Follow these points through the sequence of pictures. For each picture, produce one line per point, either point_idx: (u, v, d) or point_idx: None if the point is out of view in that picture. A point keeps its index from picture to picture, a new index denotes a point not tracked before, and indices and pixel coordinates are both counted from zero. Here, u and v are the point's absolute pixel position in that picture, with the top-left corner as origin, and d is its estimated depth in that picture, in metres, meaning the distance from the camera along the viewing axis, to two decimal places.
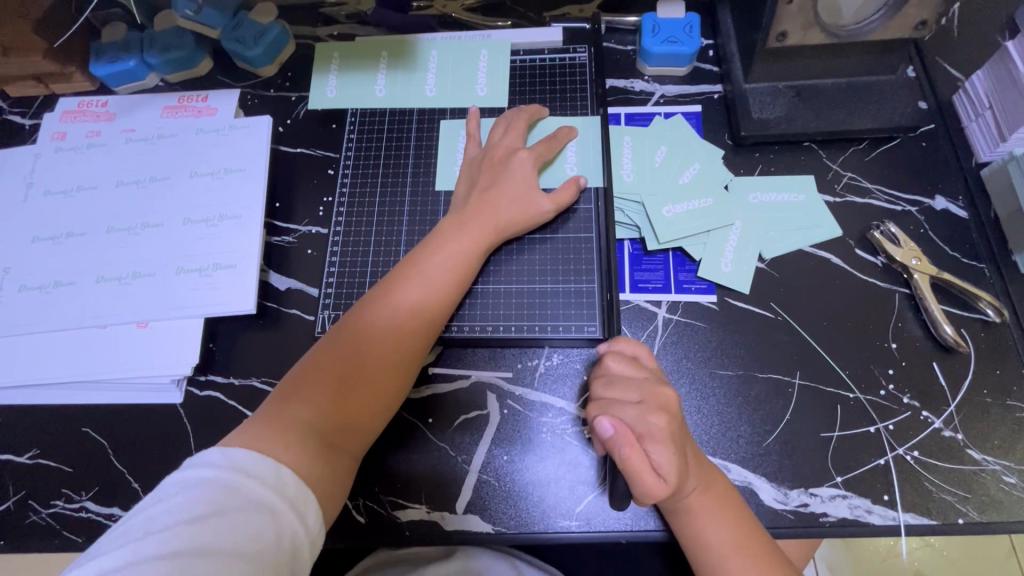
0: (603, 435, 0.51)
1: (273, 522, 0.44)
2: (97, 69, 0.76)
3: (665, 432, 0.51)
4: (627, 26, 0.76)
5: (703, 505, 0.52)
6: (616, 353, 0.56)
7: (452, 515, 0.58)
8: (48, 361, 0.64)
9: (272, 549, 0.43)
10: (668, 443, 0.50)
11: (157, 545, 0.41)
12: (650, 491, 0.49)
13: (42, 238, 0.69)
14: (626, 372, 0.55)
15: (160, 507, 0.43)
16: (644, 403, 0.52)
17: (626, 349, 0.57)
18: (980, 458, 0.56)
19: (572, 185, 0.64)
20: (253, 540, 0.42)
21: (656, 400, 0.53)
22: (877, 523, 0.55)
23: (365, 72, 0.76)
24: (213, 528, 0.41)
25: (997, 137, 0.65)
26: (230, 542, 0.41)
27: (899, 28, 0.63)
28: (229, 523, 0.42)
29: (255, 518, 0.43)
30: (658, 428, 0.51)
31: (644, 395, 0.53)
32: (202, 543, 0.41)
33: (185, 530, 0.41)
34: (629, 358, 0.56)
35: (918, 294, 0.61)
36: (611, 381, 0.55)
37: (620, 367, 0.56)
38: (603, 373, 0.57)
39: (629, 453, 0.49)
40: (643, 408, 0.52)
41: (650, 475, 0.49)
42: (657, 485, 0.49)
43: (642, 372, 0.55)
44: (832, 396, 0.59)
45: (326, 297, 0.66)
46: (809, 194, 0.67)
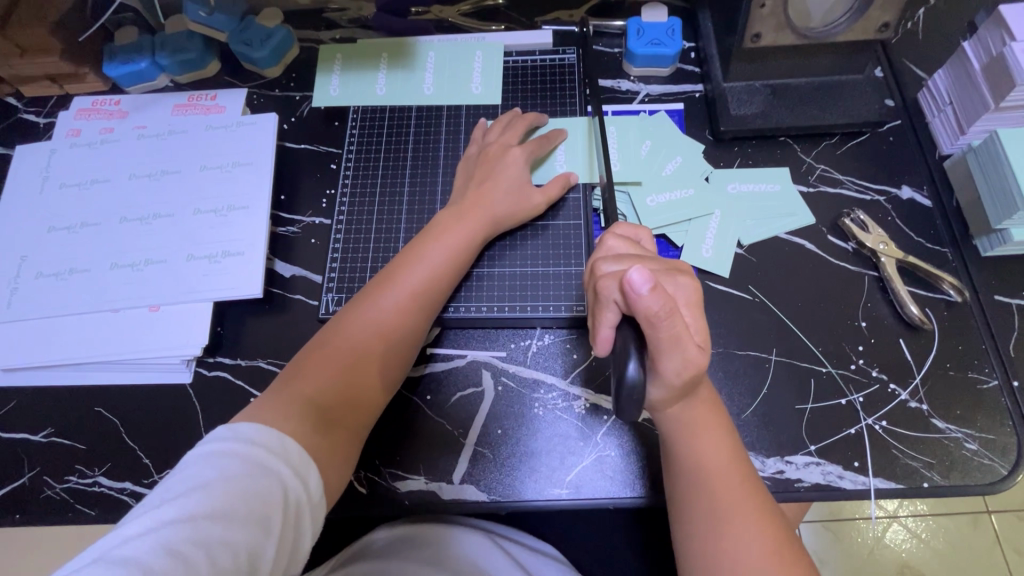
0: (640, 286, 0.45)
1: (280, 487, 0.47)
2: (110, 70, 0.80)
3: (696, 297, 0.51)
4: (614, 30, 0.81)
5: (709, 424, 0.53)
6: (618, 235, 0.56)
7: (449, 485, 0.61)
8: (65, 344, 0.68)
9: (280, 513, 0.46)
10: (698, 309, 0.51)
11: (172, 510, 0.43)
12: (691, 354, 0.48)
13: (57, 228, 0.73)
14: (630, 250, 0.55)
15: (174, 479, 0.45)
16: (665, 269, 0.51)
17: (626, 232, 0.57)
18: (944, 427, 0.60)
19: (561, 181, 0.69)
20: (262, 504, 0.45)
21: (676, 268, 0.52)
22: (848, 487, 0.58)
23: (366, 72, 0.80)
24: (225, 493, 0.44)
25: (957, 130, 0.70)
26: (240, 505, 0.44)
27: (864, 31, 0.68)
28: (238, 490, 0.45)
29: (262, 485, 0.46)
30: (686, 293, 0.51)
31: (667, 264, 0.52)
32: (215, 506, 0.44)
33: (197, 496, 0.44)
34: (629, 239, 0.56)
35: (885, 275, 0.65)
36: (619, 257, 0.53)
37: (622, 245, 0.55)
38: (608, 251, 0.55)
39: (676, 319, 0.46)
40: (671, 273, 0.51)
41: (694, 346, 0.48)
42: (696, 351, 0.48)
43: (645, 250, 0.56)
44: (806, 370, 0.63)
45: (329, 282, 0.70)
46: (784, 184, 0.71)
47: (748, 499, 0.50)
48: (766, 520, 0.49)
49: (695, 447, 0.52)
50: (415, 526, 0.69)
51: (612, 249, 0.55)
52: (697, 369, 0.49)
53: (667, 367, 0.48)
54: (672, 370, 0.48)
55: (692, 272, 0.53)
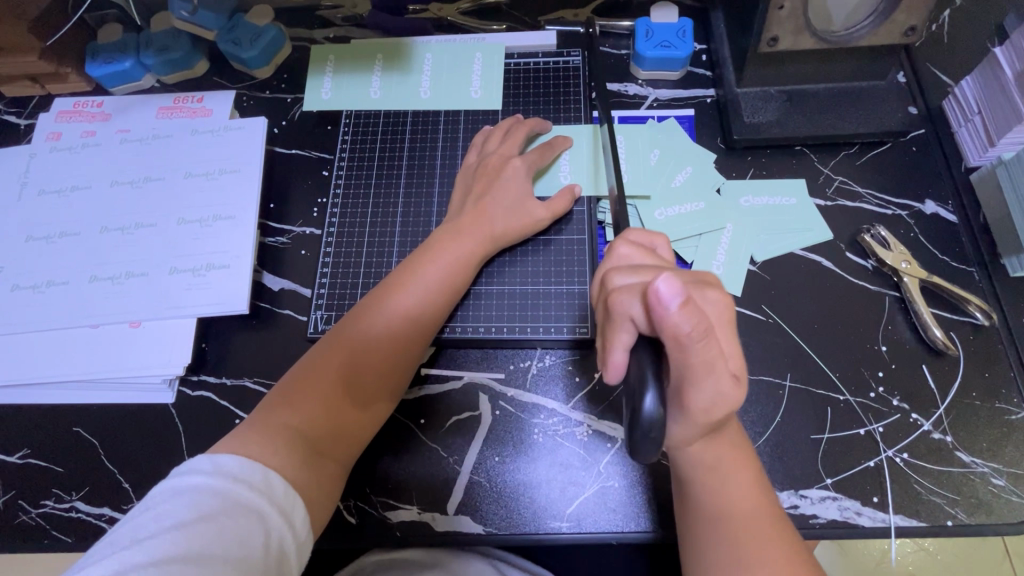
0: (670, 302, 0.41)
1: (262, 525, 0.43)
2: (92, 70, 0.77)
3: (728, 315, 0.47)
4: (621, 31, 0.77)
5: (734, 466, 0.49)
6: (632, 243, 0.52)
7: (444, 516, 0.58)
8: (43, 361, 0.64)
9: (262, 554, 0.42)
10: (729, 327, 0.47)
11: (144, 552, 0.39)
12: (725, 384, 0.44)
13: (35, 237, 0.69)
14: (646, 259, 0.51)
15: (146, 516, 0.42)
16: (691, 281, 0.47)
17: (639, 239, 0.53)
18: (969, 461, 0.56)
19: (567, 193, 0.65)
20: (242, 545, 0.41)
21: (703, 280, 0.48)
22: (866, 525, 0.55)
23: (360, 73, 0.76)
24: (201, 533, 0.41)
25: (985, 143, 0.66)
26: (219, 546, 0.40)
27: (889, 35, 0.63)
28: (217, 529, 0.41)
29: (244, 523, 0.42)
30: (716, 308, 0.46)
31: (693, 277, 0.48)
32: (190, 549, 0.40)
33: (172, 537, 0.40)
34: (645, 248, 0.52)
35: (907, 297, 0.62)
36: (638, 268, 0.49)
37: (637, 254, 0.51)
38: (620, 260, 0.51)
39: (708, 346, 0.42)
40: (700, 288, 0.47)
41: (728, 375, 0.44)
42: (731, 381, 0.45)
43: (662, 260, 0.52)
44: (823, 398, 0.59)
45: (319, 297, 0.66)
46: (800, 197, 0.68)
47: (777, 550, 0.46)
48: (796, 574, 0.45)
49: (717, 491, 0.49)
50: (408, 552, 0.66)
51: (626, 258, 0.51)
52: (729, 397, 0.45)
53: (698, 398, 0.45)
54: (704, 401, 0.45)
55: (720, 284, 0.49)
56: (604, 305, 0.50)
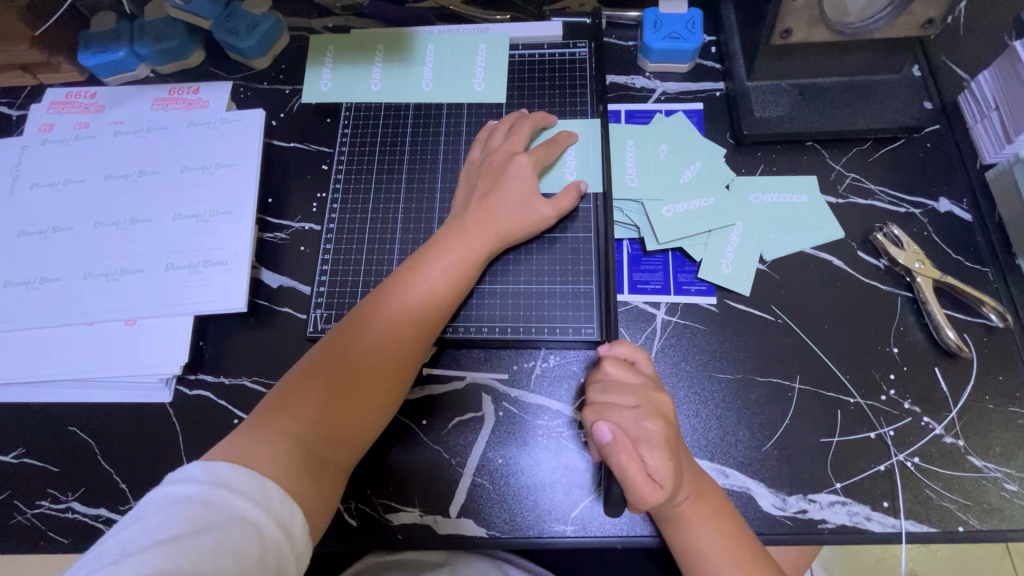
0: (601, 440, 0.50)
1: (257, 538, 0.42)
2: (85, 59, 0.74)
3: (661, 438, 0.51)
4: (628, 22, 0.75)
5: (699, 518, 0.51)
6: (613, 359, 0.56)
7: (446, 519, 0.57)
8: (36, 358, 0.63)
9: (257, 567, 0.41)
10: (663, 449, 0.50)
11: (134, 567, 0.38)
12: (644, 498, 0.49)
13: (28, 232, 0.68)
14: (623, 376, 0.55)
15: (139, 527, 0.41)
16: (641, 407, 0.53)
17: (623, 352, 0.56)
18: (981, 466, 0.55)
19: (573, 189, 0.63)
20: (236, 560, 0.40)
21: (654, 405, 0.53)
22: (876, 530, 0.54)
23: (360, 65, 0.74)
24: (193, 547, 0.40)
25: (1002, 139, 0.64)
26: (211, 561, 0.39)
27: (906, 27, 0.61)
28: (210, 543, 0.40)
29: (238, 536, 0.41)
30: (654, 433, 0.51)
31: (642, 399, 0.53)
32: (182, 563, 0.39)
33: (163, 551, 0.39)
34: (625, 363, 0.56)
35: (920, 297, 0.60)
36: (607, 385, 0.55)
37: (616, 371, 0.55)
38: (600, 376, 0.56)
39: (627, 461, 0.49)
40: (639, 414, 0.52)
41: (645, 482, 0.49)
42: (653, 493, 0.49)
43: (641, 375, 0.55)
44: (833, 401, 0.58)
45: (319, 295, 0.65)
46: (811, 194, 0.66)
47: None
48: None
49: (688, 543, 0.51)
50: (414, 553, 0.65)
51: (604, 375, 0.56)
52: (654, 505, 0.50)
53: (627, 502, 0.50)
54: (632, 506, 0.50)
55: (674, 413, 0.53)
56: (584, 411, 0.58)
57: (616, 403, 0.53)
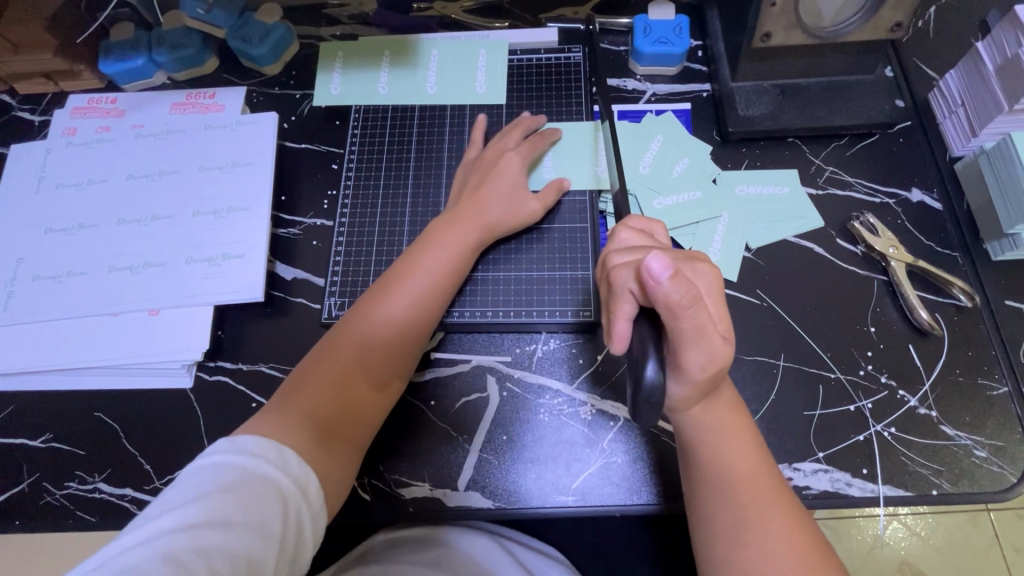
0: (660, 278, 0.43)
1: (278, 496, 0.47)
2: (106, 67, 0.78)
3: (714, 285, 0.49)
4: (619, 28, 0.79)
5: (730, 422, 0.52)
6: (630, 228, 0.54)
7: (454, 492, 0.60)
8: (65, 348, 0.67)
9: (280, 521, 0.46)
10: (717, 297, 0.49)
11: (173, 520, 0.43)
12: (714, 345, 0.47)
13: (54, 230, 0.71)
14: (643, 241, 0.53)
15: (174, 490, 0.46)
16: (684, 256, 0.50)
17: (638, 225, 0.56)
18: (953, 434, 0.59)
19: (555, 186, 0.68)
20: (260, 513, 0.45)
21: (694, 255, 0.51)
22: (856, 495, 0.58)
23: (367, 69, 0.79)
24: (223, 503, 0.45)
25: (968, 133, 0.69)
26: (239, 514, 0.44)
27: (876, 30, 0.66)
28: (237, 499, 0.45)
29: (262, 493, 0.46)
30: (706, 280, 0.49)
31: (683, 252, 0.51)
32: (213, 516, 0.44)
33: (197, 506, 0.44)
34: (642, 231, 0.54)
35: (894, 280, 0.65)
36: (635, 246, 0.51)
37: (635, 237, 0.53)
38: (621, 244, 0.53)
39: (698, 309, 0.44)
40: (689, 261, 0.50)
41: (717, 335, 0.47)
42: (720, 342, 0.47)
43: (659, 242, 0.55)
44: (815, 376, 0.62)
45: (332, 285, 0.69)
46: (792, 186, 0.70)
47: (775, 502, 0.49)
48: (796, 536, 0.47)
49: (721, 450, 0.51)
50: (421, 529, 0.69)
51: (626, 242, 0.53)
52: (721, 359, 0.48)
53: (692, 358, 0.47)
54: (699, 363, 0.47)
55: (710, 259, 0.52)
56: (606, 284, 0.52)
57: (650, 252, 0.49)
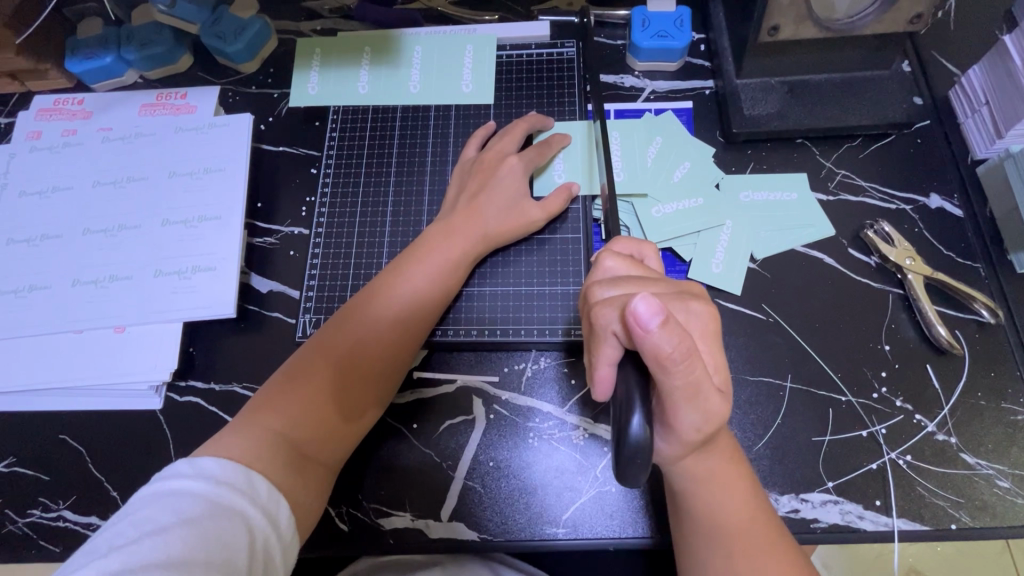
0: (648, 325, 0.38)
1: (245, 528, 0.42)
2: (72, 66, 0.74)
3: (708, 329, 0.45)
4: (616, 20, 0.74)
5: (726, 469, 0.48)
6: (617, 255, 0.50)
7: (437, 523, 0.57)
8: (27, 366, 0.63)
9: (246, 556, 0.41)
10: (711, 344, 0.45)
11: (122, 559, 0.38)
12: (709, 403, 0.42)
13: (16, 240, 0.68)
14: (631, 270, 0.49)
15: (126, 522, 0.41)
16: (675, 295, 0.46)
17: (625, 248, 0.51)
18: (973, 463, 0.55)
19: (564, 192, 0.63)
20: (224, 548, 0.40)
21: (687, 291, 0.47)
22: (868, 529, 0.54)
23: (347, 68, 0.74)
24: (181, 538, 0.39)
25: (993, 134, 0.64)
26: (200, 550, 0.39)
27: (894, 22, 0.61)
28: (197, 533, 0.40)
29: (227, 525, 0.41)
30: (699, 322, 0.45)
31: (674, 288, 0.47)
32: (171, 553, 0.39)
33: (152, 542, 0.39)
34: (630, 259, 0.50)
35: (911, 295, 0.60)
36: (620, 279, 0.47)
37: (621, 266, 0.49)
38: (604, 273, 0.49)
39: (692, 362, 0.40)
40: (682, 300, 0.45)
41: (713, 391, 0.43)
42: (716, 399, 0.43)
43: (650, 270, 0.50)
44: (824, 399, 0.58)
45: (308, 300, 0.65)
46: (801, 192, 0.66)
47: (771, 555, 0.45)
48: None
49: (715, 498, 0.47)
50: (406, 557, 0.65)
51: (611, 270, 0.49)
52: (717, 417, 0.43)
53: (686, 419, 0.43)
54: (693, 424, 0.43)
55: (706, 296, 0.47)
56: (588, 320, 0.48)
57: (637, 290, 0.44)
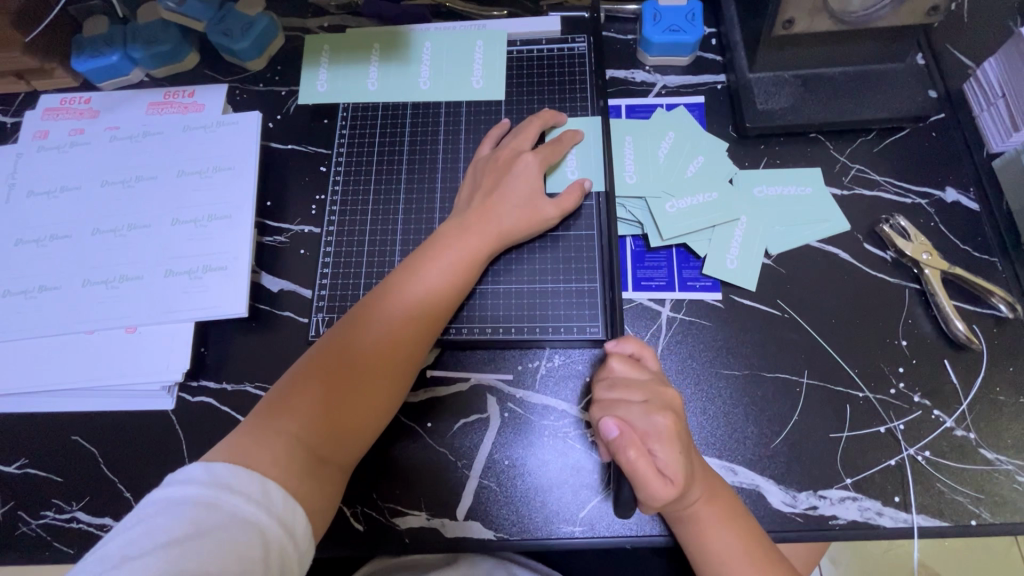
0: (606, 435, 0.49)
1: (260, 537, 0.42)
2: (78, 65, 0.73)
3: (671, 432, 0.49)
4: (627, 14, 0.73)
5: (713, 519, 0.50)
6: (619, 355, 0.54)
7: (453, 522, 0.56)
8: (39, 367, 0.63)
9: (261, 566, 0.41)
10: (673, 444, 0.48)
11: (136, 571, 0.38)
12: (656, 495, 0.47)
13: (25, 241, 0.67)
14: (629, 372, 0.53)
15: (138, 530, 0.40)
16: (649, 403, 0.51)
17: (628, 349, 0.55)
18: (993, 458, 0.55)
19: (577, 188, 0.63)
20: (239, 559, 0.40)
21: (663, 402, 0.51)
22: (887, 526, 0.53)
23: (356, 64, 0.73)
24: (195, 549, 0.39)
25: (1009, 127, 0.63)
26: (215, 562, 0.39)
27: (910, 15, 0.60)
28: (212, 543, 0.40)
29: (241, 535, 0.41)
30: (663, 427, 0.49)
31: (652, 395, 0.51)
32: (185, 566, 0.39)
33: (166, 554, 0.39)
34: (631, 359, 0.54)
35: (928, 290, 0.59)
36: (615, 382, 0.53)
37: (623, 368, 0.54)
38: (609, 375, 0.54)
39: (636, 457, 0.47)
40: (649, 410, 0.50)
41: (657, 480, 0.47)
42: (663, 492, 0.47)
43: (648, 371, 0.54)
44: (841, 395, 0.57)
45: (320, 300, 0.64)
46: (816, 186, 0.65)
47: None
48: None
49: (702, 544, 0.51)
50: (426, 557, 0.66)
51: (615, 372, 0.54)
52: (667, 504, 0.48)
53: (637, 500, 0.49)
54: (641, 503, 0.49)
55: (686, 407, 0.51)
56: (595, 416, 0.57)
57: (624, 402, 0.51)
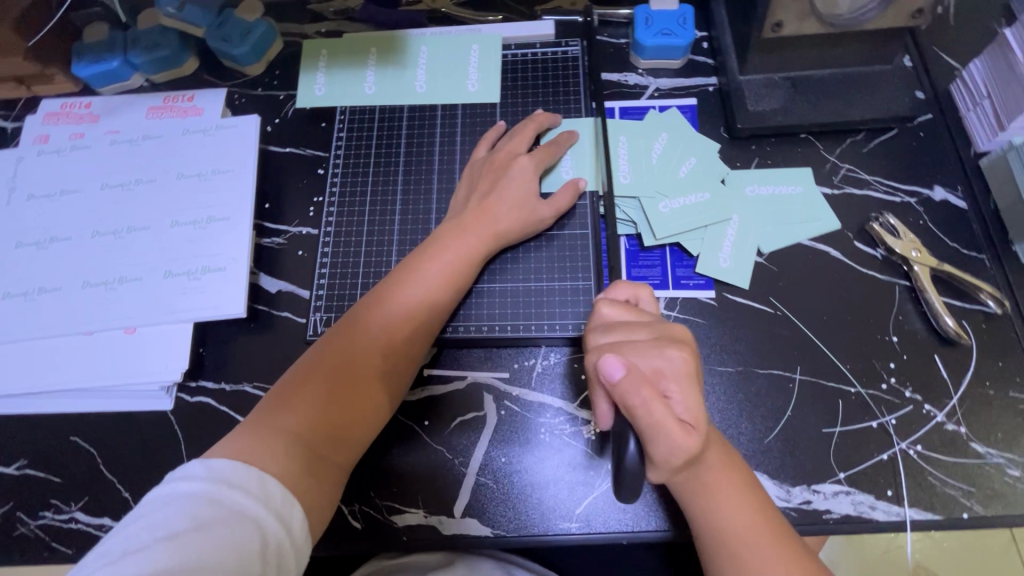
0: (612, 376, 0.46)
1: (258, 532, 0.42)
2: (80, 70, 0.74)
3: (684, 371, 0.48)
4: (620, 19, 0.74)
5: (723, 483, 0.50)
6: (610, 301, 0.53)
7: (450, 519, 0.57)
8: (38, 368, 0.63)
9: (259, 561, 0.41)
10: (687, 384, 0.47)
11: (135, 565, 0.38)
12: (676, 439, 0.46)
13: (25, 244, 0.68)
14: (625, 315, 0.52)
15: (139, 525, 0.41)
16: (656, 341, 0.49)
17: (623, 294, 0.55)
18: (983, 452, 0.55)
19: (571, 188, 0.64)
20: (236, 555, 0.40)
21: (667, 337, 0.50)
22: (881, 519, 0.54)
23: (353, 69, 0.75)
24: (193, 544, 0.40)
25: (995, 127, 0.64)
26: (212, 557, 0.39)
27: (895, 17, 0.62)
28: (210, 538, 0.40)
29: (239, 531, 0.41)
30: (677, 364, 0.48)
31: (657, 334, 0.50)
32: (184, 561, 0.39)
33: (164, 548, 0.39)
34: (624, 304, 0.53)
35: (917, 286, 0.60)
36: (612, 326, 0.52)
37: (617, 312, 0.53)
38: (601, 319, 0.53)
39: (651, 399, 0.45)
40: (658, 347, 0.49)
41: (677, 426, 0.46)
42: (685, 437, 0.46)
43: (643, 313, 0.53)
44: (834, 391, 0.58)
45: (318, 300, 0.65)
46: (806, 186, 0.66)
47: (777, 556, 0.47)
48: None
49: (714, 516, 0.49)
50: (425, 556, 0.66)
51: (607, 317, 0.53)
52: (690, 451, 0.46)
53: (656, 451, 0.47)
54: (661, 455, 0.47)
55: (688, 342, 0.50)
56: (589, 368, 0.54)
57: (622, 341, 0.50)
